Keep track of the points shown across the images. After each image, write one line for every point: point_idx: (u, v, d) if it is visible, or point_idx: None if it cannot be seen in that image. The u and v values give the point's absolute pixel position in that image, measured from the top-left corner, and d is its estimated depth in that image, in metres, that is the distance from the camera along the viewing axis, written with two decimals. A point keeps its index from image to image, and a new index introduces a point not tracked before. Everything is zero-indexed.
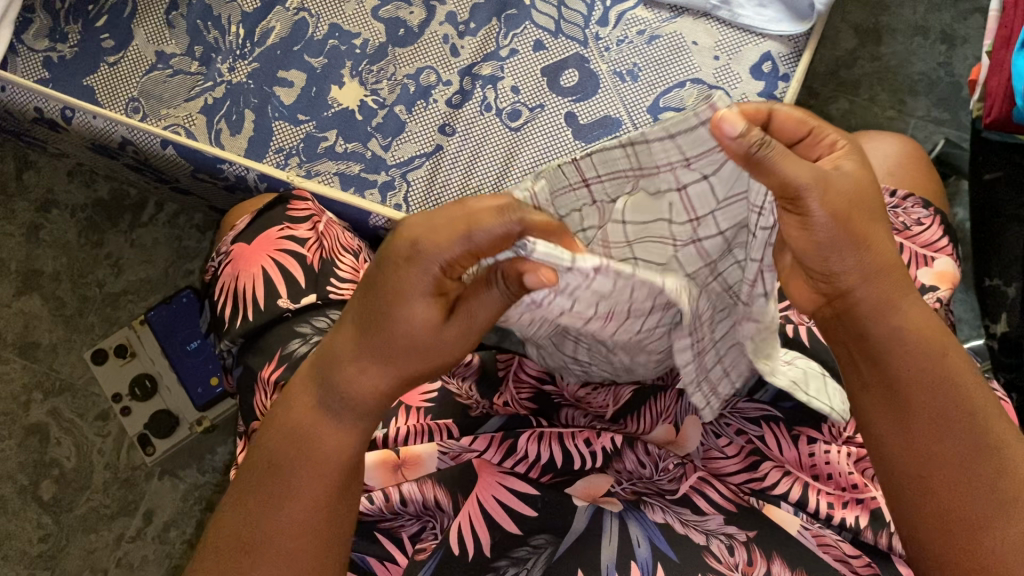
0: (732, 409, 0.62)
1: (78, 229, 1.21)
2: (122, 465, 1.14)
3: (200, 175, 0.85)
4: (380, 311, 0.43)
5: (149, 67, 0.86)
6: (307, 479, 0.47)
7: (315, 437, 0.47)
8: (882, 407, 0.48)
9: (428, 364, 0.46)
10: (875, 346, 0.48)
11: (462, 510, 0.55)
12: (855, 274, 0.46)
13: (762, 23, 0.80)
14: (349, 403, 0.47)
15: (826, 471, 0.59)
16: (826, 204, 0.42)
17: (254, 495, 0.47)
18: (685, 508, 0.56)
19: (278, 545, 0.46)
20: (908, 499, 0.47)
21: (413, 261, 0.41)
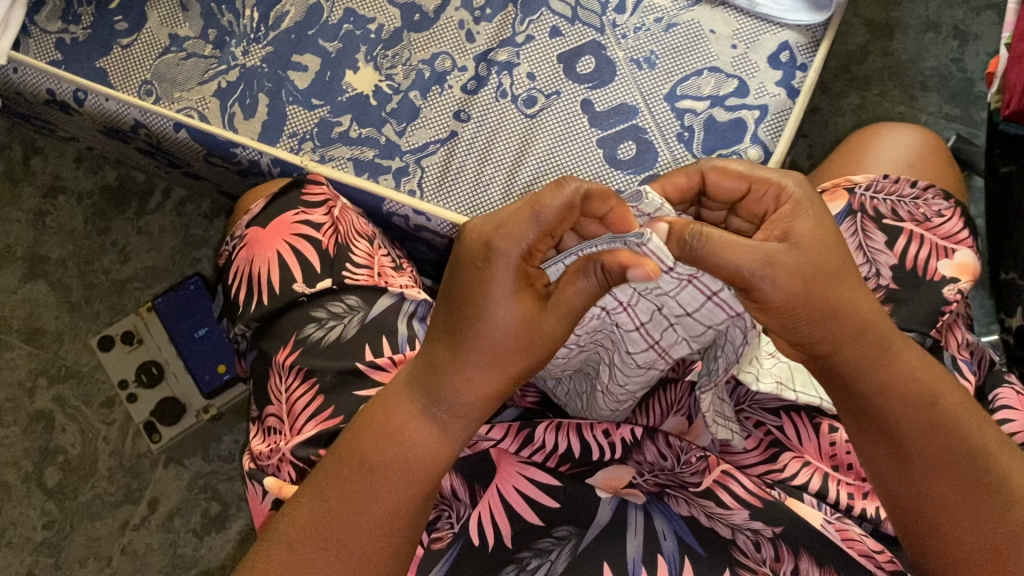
0: (751, 401, 0.62)
1: (85, 216, 1.20)
2: (127, 453, 1.14)
3: (213, 159, 0.85)
4: (462, 312, 0.47)
5: (163, 50, 0.85)
6: (390, 480, 0.48)
7: (409, 437, 0.49)
8: (883, 449, 0.49)
9: (526, 363, 0.48)
10: (863, 396, 0.50)
11: (482, 500, 0.56)
12: (833, 341, 0.48)
13: (780, 12, 0.80)
14: (447, 408, 0.49)
15: (847, 461, 0.59)
16: (778, 285, 0.44)
17: (334, 496, 0.48)
18: (710, 501, 0.55)
19: (359, 544, 0.48)
20: (916, 537, 0.48)
21: (490, 259, 0.45)
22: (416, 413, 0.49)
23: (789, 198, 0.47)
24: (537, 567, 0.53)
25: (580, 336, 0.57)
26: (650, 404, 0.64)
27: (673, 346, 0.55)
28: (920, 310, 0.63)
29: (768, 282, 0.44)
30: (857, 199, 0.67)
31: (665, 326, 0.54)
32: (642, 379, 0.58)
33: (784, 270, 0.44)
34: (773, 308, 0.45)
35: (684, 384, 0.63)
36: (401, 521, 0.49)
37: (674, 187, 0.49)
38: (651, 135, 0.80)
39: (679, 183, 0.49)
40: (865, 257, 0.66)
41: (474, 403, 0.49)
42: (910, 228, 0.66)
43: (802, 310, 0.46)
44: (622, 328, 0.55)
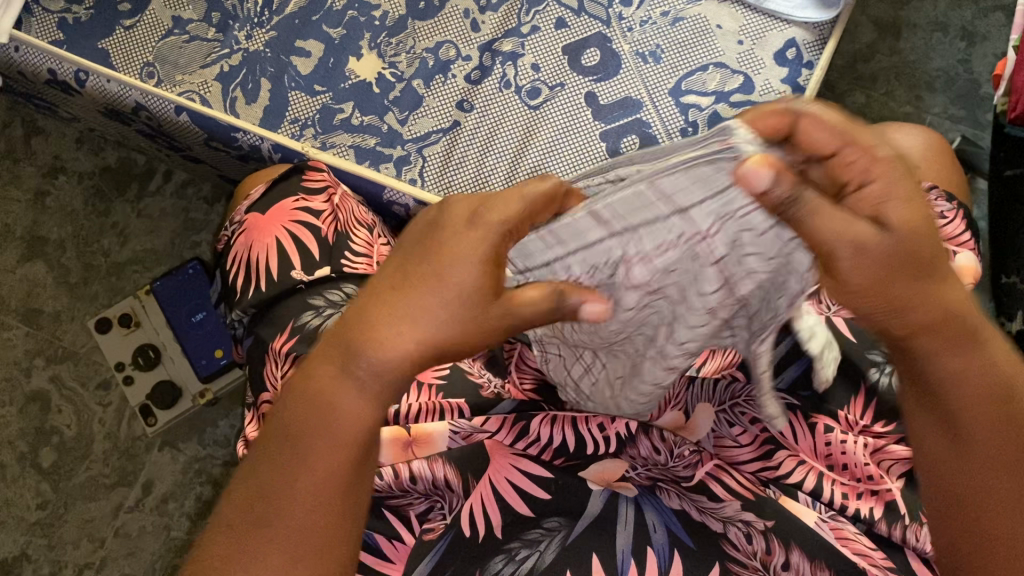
0: (747, 396, 0.61)
1: (85, 197, 1.20)
2: (122, 436, 1.14)
3: (214, 143, 0.84)
4: (419, 272, 0.44)
5: (166, 32, 0.85)
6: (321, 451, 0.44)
7: (336, 403, 0.44)
8: (942, 443, 0.46)
9: (464, 330, 0.44)
10: (929, 379, 0.47)
11: (474, 492, 0.55)
12: (912, 327, 0.45)
13: (788, 9, 0.79)
14: (370, 367, 0.43)
15: (841, 461, 0.60)
16: (860, 272, 0.42)
17: (266, 472, 0.44)
18: (702, 495, 0.56)
19: (291, 522, 0.43)
20: (956, 531, 0.45)
21: (468, 223, 0.43)
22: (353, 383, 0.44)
23: (882, 171, 0.41)
24: (525, 557, 0.51)
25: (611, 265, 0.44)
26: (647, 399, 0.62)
27: (738, 285, 0.44)
28: None
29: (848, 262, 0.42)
30: None
31: (742, 260, 0.42)
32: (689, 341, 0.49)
33: (866, 259, 0.41)
34: (851, 289, 0.43)
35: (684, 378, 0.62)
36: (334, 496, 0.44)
37: (762, 124, 0.41)
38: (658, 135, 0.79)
39: (765, 124, 0.41)
40: None
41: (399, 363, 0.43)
42: None
43: (875, 296, 0.43)
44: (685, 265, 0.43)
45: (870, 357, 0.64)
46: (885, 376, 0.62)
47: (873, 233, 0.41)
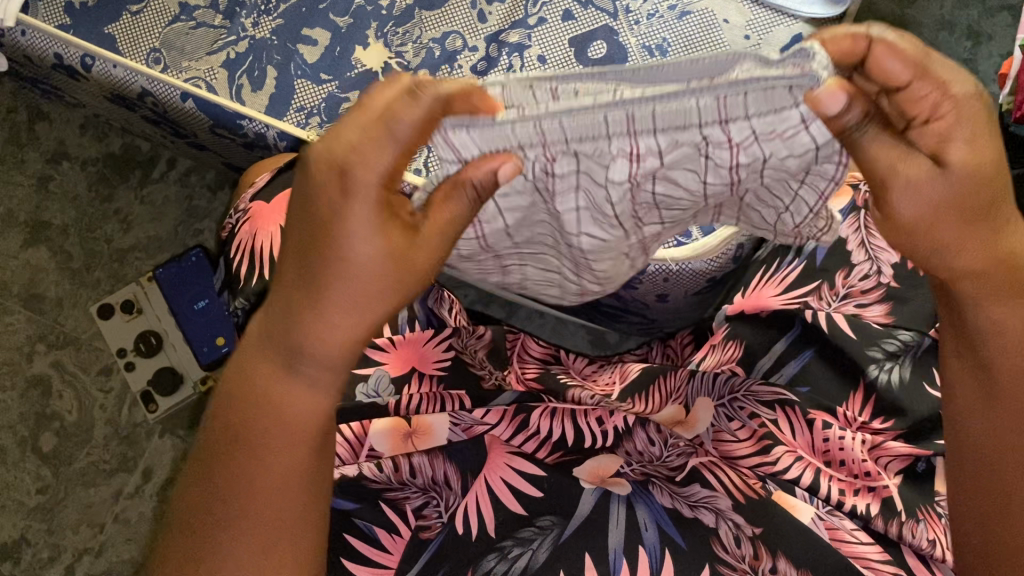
0: (746, 391, 0.63)
1: (88, 183, 1.20)
2: (123, 422, 1.14)
3: (219, 130, 0.84)
4: (315, 244, 0.43)
5: (172, 18, 0.84)
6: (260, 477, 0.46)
7: (282, 400, 0.46)
8: (973, 390, 0.49)
9: (381, 309, 0.45)
10: (971, 328, 0.48)
11: (470, 492, 0.56)
12: (955, 272, 0.46)
13: (796, 4, 0.79)
14: (313, 363, 0.45)
15: (839, 457, 0.60)
16: (911, 203, 0.42)
17: (221, 479, 0.47)
18: (695, 488, 0.56)
19: (256, 521, 0.46)
20: (964, 476, 0.49)
21: (348, 189, 0.41)
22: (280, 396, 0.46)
23: (950, 109, 0.40)
24: (518, 556, 0.54)
25: (597, 180, 0.42)
26: (649, 392, 0.66)
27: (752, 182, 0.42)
28: (920, 309, 0.65)
29: (901, 194, 0.42)
30: (862, 195, 0.69)
31: (759, 169, 0.41)
32: (610, 276, 0.55)
33: (913, 195, 0.42)
34: (900, 221, 0.44)
35: (683, 373, 0.66)
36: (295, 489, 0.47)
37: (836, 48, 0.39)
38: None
39: (840, 45, 0.39)
40: (868, 253, 0.67)
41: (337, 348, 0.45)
42: None
43: (922, 235, 0.44)
44: (708, 163, 0.40)
45: (870, 354, 0.63)
46: (884, 373, 0.62)
47: (926, 171, 0.41)
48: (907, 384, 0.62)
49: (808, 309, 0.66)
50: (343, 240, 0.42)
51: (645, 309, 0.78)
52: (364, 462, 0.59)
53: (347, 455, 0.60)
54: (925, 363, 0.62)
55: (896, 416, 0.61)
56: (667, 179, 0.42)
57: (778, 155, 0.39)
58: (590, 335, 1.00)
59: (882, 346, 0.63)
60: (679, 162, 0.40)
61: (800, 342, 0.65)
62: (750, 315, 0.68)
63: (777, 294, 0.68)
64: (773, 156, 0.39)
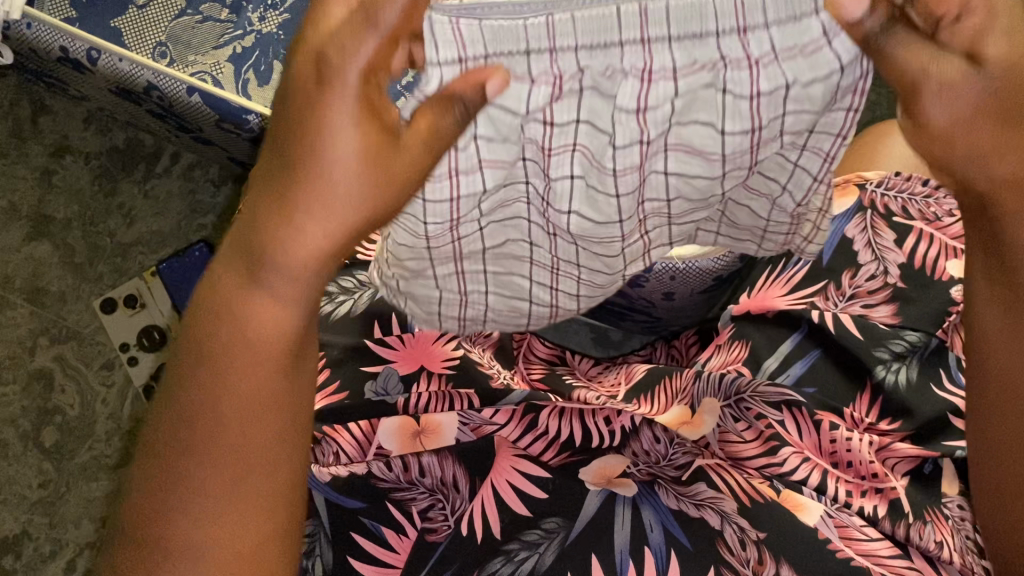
0: (754, 391, 0.62)
1: (92, 176, 1.20)
2: (125, 416, 1.15)
3: (225, 125, 0.84)
4: (293, 144, 0.40)
5: (178, 12, 0.83)
6: (239, 404, 0.43)
7: (254, 317, 0.43)
8: (998, 309, 0.47)
9: (362, 215, 0.41)
10: (1002, 239, 0.45)
11: (478, 495, 0.56)
12: (992, 180, 0.44)
13: None
14: (284, 276, 0.42)
15: (846, 458, 0.60)
16: (941, 106, 0.41)
17: (188, 397, 0.43)
18: (702, 485, 0.57)
19: (226, 447, 0.43)
20: (983, 409, 0.48)
21: (325, 81, 0.38)
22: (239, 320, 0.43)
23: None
24: (524, 559, 0.54)
25: (602, 127, 0.42)
26: (655, 394, 0.65)
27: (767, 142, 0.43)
28: (926, 311, 0.64)
29: (935, 96, 0.40)
30: (868, 195, 0.69)
31: (779, 114, 0.42)
32: (591, 283, 0.52)
33: (948, 96, 0.40)
34: (933, 131, 0.42)
35: (689, 373, 0.65)
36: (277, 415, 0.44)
37: None
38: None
39: None
40: (874, 253, 0.66)
41: (307, 263, 0.42)
42: (919, 226, 0.67)
43: (959, 143, 0.42)
44: (722, 108, 0.41)
45: (877, 354, 0.62)
46: (891, 375, 0.62)
47: (962, 72, 0.39)
48: (913, 385, 0.62)
49: (816, 311, 0.65)
50: (321, 143, 0.39)
51: (648, 309, 0.76)
52: (372, 460, 0.58)
53: (354, 452, 0.59)
54: (931, 365, 0.63)
55: (904, 418, 0.61)
56: (682, 145, 0.43)
57: (801, 79, 0.40)
58: None
59: (888, 347, 0.63)
60: (690, 104, 0.41)
61: (807, 343, 0.65)
62: (757, 315, 0.67)
63: (783, 294, 0.67)
64: (792, 94, 0.41)
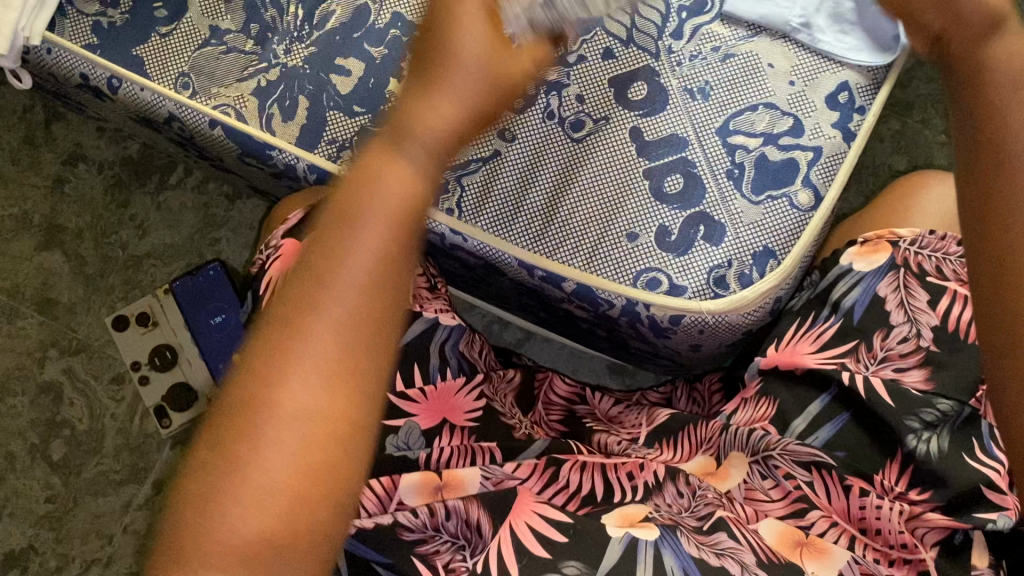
0: (782, 449, 0.61)
1: (105, 187, 1.18)
2: (135, 432, 1.13)
3: (248, 160, 0.82)
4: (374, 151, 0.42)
5: (202, 42, 0.80)
6: (310, 394, 0.38)
7: (325, 300, 0.39)
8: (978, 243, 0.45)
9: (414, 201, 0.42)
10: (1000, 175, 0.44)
11: (496, 533, 0.54)
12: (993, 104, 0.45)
13: (843, 51, 0.73)
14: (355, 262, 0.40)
15: (875, 526, 0.57)
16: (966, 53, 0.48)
17: (251, 395, 0.38)
18: (722, 537, 0.53)
19: (281, 443, 0.37)
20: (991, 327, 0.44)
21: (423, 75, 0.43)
22: (339, 255, 0.40)
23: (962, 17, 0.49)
24: None
25: None
26: (679, 440, 0.66)
27: None
28: (961, 373, 0.62)
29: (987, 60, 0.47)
30: (901, 253, 0.67)
31: None
32: None
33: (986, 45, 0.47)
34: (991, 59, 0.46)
35: (714, 424, 0.65)
36: (368, 342, 0.40)
37: None
38: (714, 211, 0.72)
39: None
40: (907, 315, 0.65)
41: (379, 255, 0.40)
42: (954, 288, 0.64)
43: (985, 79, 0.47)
44: None
45: (906, 423, 0.60)
46: (922, 444, 0.59)
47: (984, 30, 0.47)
48: (945, 455, 0.59)
49: (845, 372, 0.63)
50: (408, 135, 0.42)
51: (671, 355, 0.77)
52: (396, 511, 0.56)
53: (374, 508, 0.57)
54: (965, 434, 0.60)
55: (936, 488, 0.58)
56: None
57: None
58: (610, 363, 0.98)
59: (918, 416, 0.60)
60: None
61: (836, 405, 0.64)
62: (785, 371, 0.66)
63: (813, 353, 0.66)
64: None
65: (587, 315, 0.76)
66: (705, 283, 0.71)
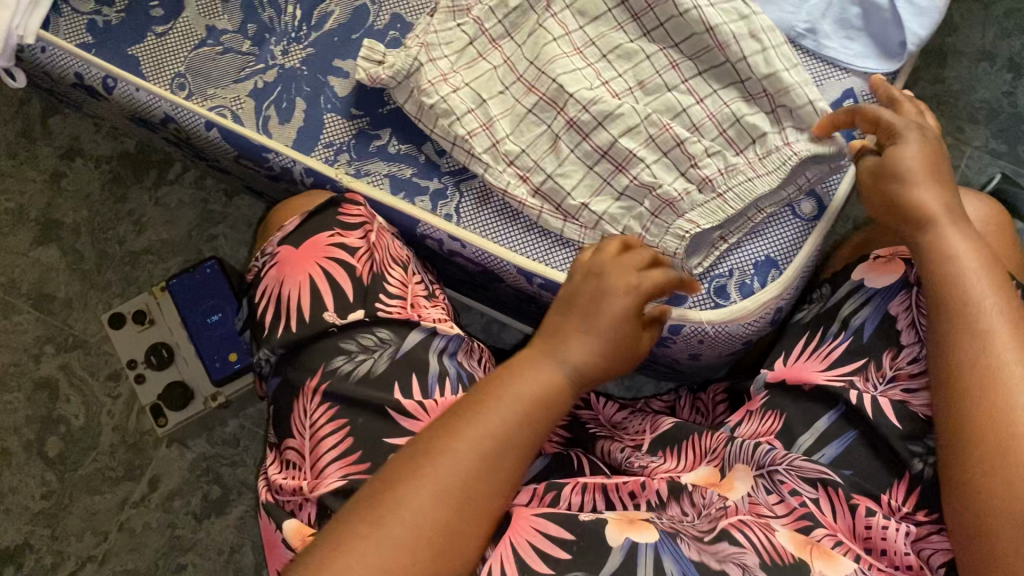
0: (790, 465, 0.60)
1: (102, 182, 1.18)
2: (131, 429, 1.12)
3: (243, 161, 0.80)
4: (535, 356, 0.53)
5: (199, 42, 0.81)
6: (433, 491, 0.44)
7: (468, 433, 0.47)
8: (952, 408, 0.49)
9: (542, 402, 0.50)
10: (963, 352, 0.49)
11: (496, 551, 0.52)
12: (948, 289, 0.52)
13: (848, 57, 0.76)
14: (498, 416, 0.48)
15: (880, 546, 0.55)
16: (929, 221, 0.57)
17: (392, 482, 0.45)
18: (723, 543, 0.51)
19: (397, 525, 0.43)
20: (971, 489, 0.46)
21: (592, 284, 0.55)
22: (486, 405, 0.48)
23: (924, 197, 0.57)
24: None
25: None
26: (683, 451, 0.65)
27: None
28: None
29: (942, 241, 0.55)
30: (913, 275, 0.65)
31: None
32: None
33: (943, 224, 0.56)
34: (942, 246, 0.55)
35: (721, 436, 0.64)
36: (492, 474, 0.46)
37: None
38: None
39: None
40: (917, 336, 0.62)
41: (514, 418, 0.48)
42: None
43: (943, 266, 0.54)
44: None
45: (913, 446, 0.59)
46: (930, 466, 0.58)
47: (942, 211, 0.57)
48: None
49: (853, 391, 0.62)
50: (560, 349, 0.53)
51: (673, 364, 0.78)
52: None
53: None
54: None
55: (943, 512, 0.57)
56: None
57: None
58: None
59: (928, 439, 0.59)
60: None
61: (843, 423, 0.63)
62: (796, 387, 0.65)
63: (822, 369, 0.65)
64: None
65: None
66: (706, 294, 0.72)
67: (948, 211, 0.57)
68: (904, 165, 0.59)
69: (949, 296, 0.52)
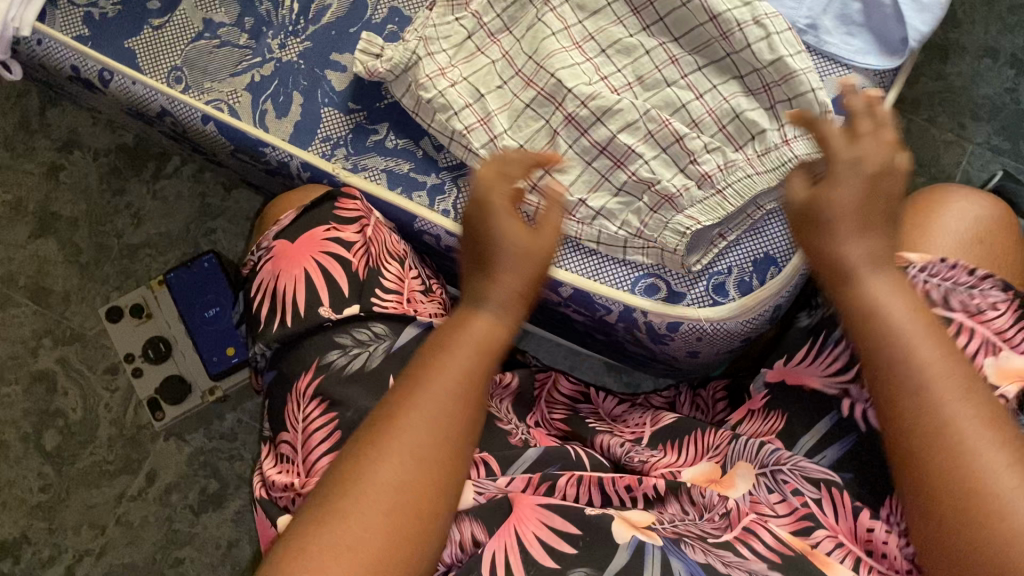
0: (793, 465, 0.59)
1: (100, 174, 1.17)
2: (129, 423, 1.12)
3: (241, 155, 0.80)
4: (451, 324, 0.51)
5: (196, 35, 0.81)
6: (388, 479, 0.43)
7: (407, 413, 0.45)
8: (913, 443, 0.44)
9: (473, 370, 0.48)
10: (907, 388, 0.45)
11: (498, 539, 0.51)
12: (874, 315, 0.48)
13: (850, 53, 0.75)
14: (431, 387, 0.46)
15: (881, 550, 0.54)
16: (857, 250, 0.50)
17: (345, 477, 0.44)
18: (728, 551, 0.50)
19: (356, 520, 0.42)
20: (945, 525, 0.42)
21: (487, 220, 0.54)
22: (422, 379, 0.47)
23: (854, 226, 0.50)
24: None
25: None
26: (683, 444, 0.64)
27: None
28: None
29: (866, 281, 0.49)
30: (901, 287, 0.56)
31: None
32: None
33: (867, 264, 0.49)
34: (866, 295, 0.48)
35: (722, 433, 0.63)
36: (439, 451, 0.45)
37: None
38: None
39: None
40: None
41: (451, 387, 0.47)
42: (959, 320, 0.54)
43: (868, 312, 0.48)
44: None
45: None
46: None
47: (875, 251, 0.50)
48: None
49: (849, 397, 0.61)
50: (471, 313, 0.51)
51: (673, 361, 0.77)
52: None
53: None
54: None
55: None
56: None
57: None
58: (607, 362, 0.97)
59: None
60: None
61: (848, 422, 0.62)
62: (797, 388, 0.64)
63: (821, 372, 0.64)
64: None
65: (584, 321, 0.77)
66: (705, 291, 0.71)
67: (876, 258, 0.50)
68: (838, 208, 0.50)
69: (875, 332, 0.47)
